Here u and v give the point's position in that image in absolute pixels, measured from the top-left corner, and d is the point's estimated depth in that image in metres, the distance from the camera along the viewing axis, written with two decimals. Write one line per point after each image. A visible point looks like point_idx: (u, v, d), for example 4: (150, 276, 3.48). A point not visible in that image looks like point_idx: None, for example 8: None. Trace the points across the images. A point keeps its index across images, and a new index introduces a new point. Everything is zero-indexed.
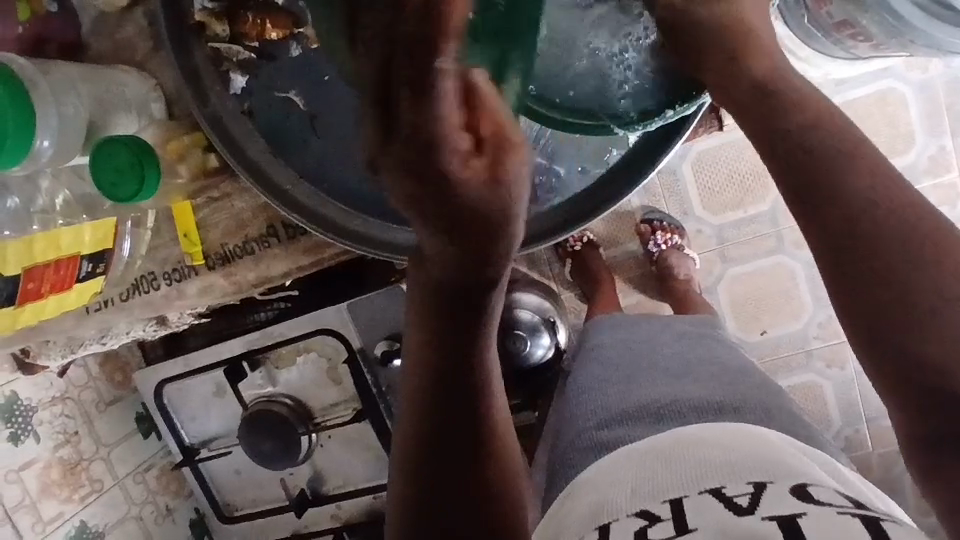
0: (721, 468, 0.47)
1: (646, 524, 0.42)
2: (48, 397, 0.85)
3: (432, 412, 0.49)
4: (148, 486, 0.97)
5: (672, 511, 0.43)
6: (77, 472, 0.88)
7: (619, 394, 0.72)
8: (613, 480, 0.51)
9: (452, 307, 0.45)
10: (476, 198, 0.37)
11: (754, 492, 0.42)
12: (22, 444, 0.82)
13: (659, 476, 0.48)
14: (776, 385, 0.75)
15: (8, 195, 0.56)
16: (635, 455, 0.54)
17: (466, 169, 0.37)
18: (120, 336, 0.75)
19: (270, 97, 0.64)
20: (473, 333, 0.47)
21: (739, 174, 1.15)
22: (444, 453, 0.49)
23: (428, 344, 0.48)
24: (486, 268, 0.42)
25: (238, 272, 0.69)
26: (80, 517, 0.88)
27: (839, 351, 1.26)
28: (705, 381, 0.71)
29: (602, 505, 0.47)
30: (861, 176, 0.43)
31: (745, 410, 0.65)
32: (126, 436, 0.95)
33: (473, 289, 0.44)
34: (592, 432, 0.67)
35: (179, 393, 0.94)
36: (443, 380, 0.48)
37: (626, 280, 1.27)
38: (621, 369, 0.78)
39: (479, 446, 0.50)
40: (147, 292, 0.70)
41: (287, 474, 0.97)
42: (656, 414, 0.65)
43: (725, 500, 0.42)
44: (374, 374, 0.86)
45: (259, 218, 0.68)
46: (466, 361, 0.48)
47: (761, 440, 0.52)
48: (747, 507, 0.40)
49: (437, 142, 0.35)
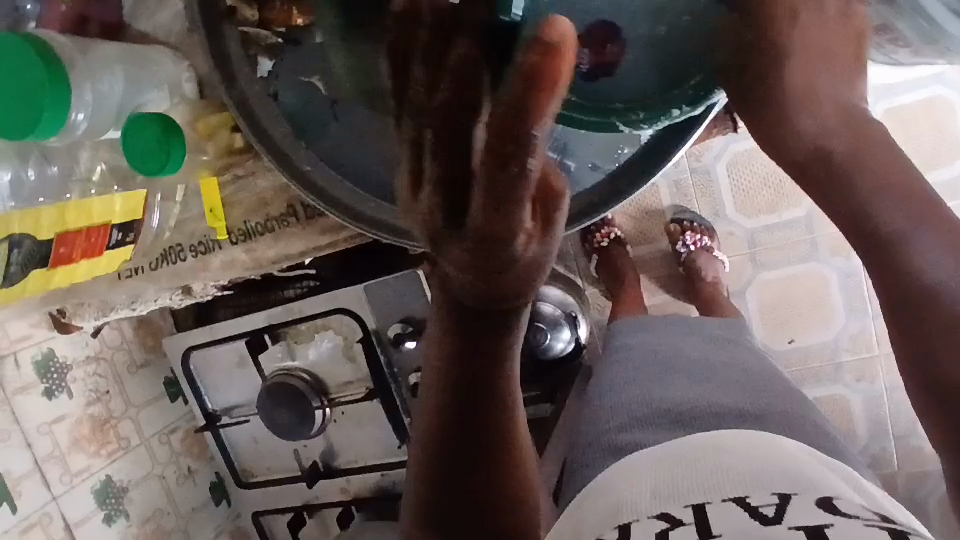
0: (743, 475, 0.41)
1: (668, 526, 0.36)
2: (82, 356, 0.91)
3: (446, 440, 0.42)
4: (173, 447, 1.03)
5: (694, 515, 0.37)
6: (106, 429, 0.94)
7: (639, 395, 0.75)
8: (629, 483, 0.45)
9: (476, 332, 0.39)
10: (533, 254, 0.34)
11: (782, 503, 0.36)
12: (55, 399, 0.87)
13: (676, 475, 0.43)
14: (799, 392, 0.75)
15: (49, 164, 0.60)
16: (650, 463, 0.47)
17: (526, 245, 0.34)
18: (148, 303, 0.79)
19: (294, 81, 0.66)
20: (496, 364, 0.40)
21: (774, 178, 1.16)
22: (454, 483, 0.43)
23: (446, 375, 0.41)
24: (511, 296, 0.36)
25: (258, 249, 0.72)
26: (106, 471, 0.93)
27: (870, 365, 1.23)
28: (732, 389, 0.72)
29: (620, 506, 0.41)
30: (863, 157, 0.48)
31: (768, 418, 0.66)
32: (155, 399, 1.01)
33: (495, 316, 0.38)
34: (612, 435, 0.69)
35: (205, 360, 0.99)
36: (459, 408, 0.41)
37: (652, 279, 1.29)
38: (646, 374, 0.79)
39: (496, 472, 0.43)
40: (174, 263, 0.74)
41: (300, 446, 0.98)
42: (677, 418, 0.68)
43: (749, 510, 0.36)
44: (388, 355, 0.88)
45: (279, 199, 0.70)
46: (482, 388, 0.41)
47: (777, 449, 0.47)
48: (774, 517, 0.34)
49: (504, 236, 0.33)
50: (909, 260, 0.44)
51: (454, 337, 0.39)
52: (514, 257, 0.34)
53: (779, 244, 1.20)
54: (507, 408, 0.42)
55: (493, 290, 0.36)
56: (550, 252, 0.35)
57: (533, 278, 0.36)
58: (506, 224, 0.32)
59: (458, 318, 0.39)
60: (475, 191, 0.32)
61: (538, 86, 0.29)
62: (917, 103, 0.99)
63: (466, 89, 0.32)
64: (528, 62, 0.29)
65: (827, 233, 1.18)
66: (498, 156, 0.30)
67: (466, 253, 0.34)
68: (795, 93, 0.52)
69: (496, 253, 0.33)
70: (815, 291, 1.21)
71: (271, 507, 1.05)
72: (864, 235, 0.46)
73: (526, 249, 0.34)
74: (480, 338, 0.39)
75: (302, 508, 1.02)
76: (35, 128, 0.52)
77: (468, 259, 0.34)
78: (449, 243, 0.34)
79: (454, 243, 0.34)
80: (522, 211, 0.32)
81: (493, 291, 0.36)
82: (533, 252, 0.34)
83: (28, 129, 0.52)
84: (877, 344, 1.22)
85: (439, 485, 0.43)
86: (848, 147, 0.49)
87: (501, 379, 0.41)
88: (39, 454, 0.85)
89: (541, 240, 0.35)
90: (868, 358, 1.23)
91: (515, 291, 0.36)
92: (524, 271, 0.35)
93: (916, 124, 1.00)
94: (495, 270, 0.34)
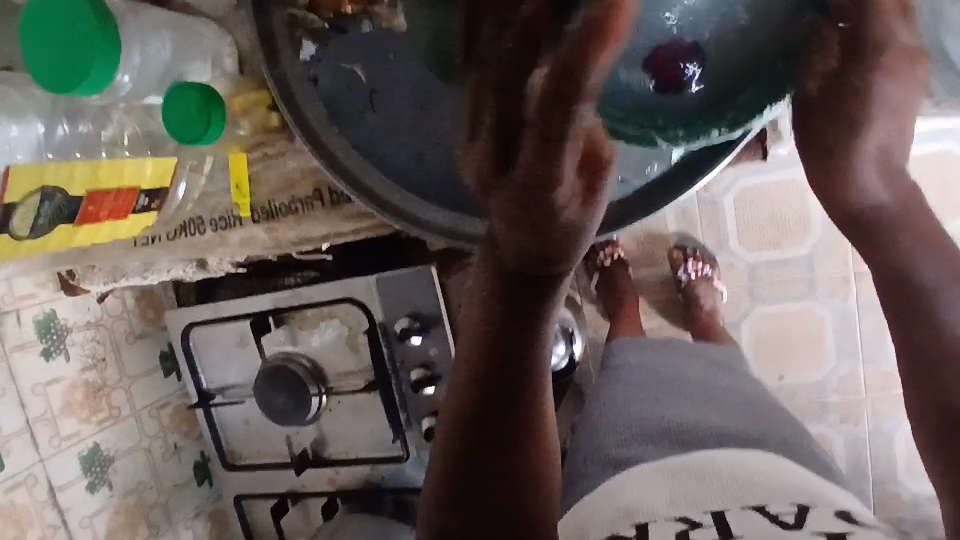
0: (758, 486, 0.44)
1: (690, 527, 0.39)
2: (83, 320, 0.91)
3: (479, 406, 0.46)
4: (162, 422, 1.02)
5: (714, 518, 0.39)
6: (99, 396, 0.93)
7: (639, 410, 0.77)
8: (642, 483, 0.47)
9: (518, 296, 0.45)
10: (573, 213, 0.43)
11: (800, 512, 0.39)
12: (52, 360, 0.87)
13: (686, 482, 0.46)
14: (793, 419, 0.78)
15: (81, 122, 0.60)
16: (659, 467, 0.50)
17: (569, 197, 0.42)
18: (161, 273, 0.80)
19: (336, 68, 0.67)
20: (532, 330, 0.45)
21: (780, 215, 1.18)
22: (483, 450, 0.46)
23: (486, 341, 0.46)
24: (553, 258, 0.44)
25: (280, 229, 0.73)
26: (94, 439, 0.92)
27: (855, 408, 1.25)
28: (731, 413, 0.75)
29: (636, 504, 0.44)
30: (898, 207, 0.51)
31: (764, 440, 0.69)
32: (148, 371, 1.00)
33: (537, 280, 0.45)
34: (611, 449, 0.71)
35: (204, 337, 0.98)
36: (495, 372, 0.46)
37: (650, 303, 1.30)
38: (650, 391, 0.81)
39: (521, 439, 0.46)
40: (192, 236, 0.74)
41: (293, 431, 0.98)
42: (676, 438, 0.70)
43: (769, 516, 0.38)
44: (391, 349, 0.88)
45: (307, 181, 0.71)
46: (519, 354, 0.45)
47: (779, 466, 0.50)
48: (794, 524, 0.37)
49: (551, 182, 0.41)
50: (935, 321, 0.46)
51: (499, 302, 0.45)
52: (559, 205, 0.42)
53: (778, 280, 1.22)
54: (539, 379, 0.46)
55: (540, 247, 0.43)
56: (587, 214, 0.44)
57: (575, 241, 0.44)
58: (556, 175, 0.41)
59: (502, 284, 0.45)
60: (530, 139, 0.41)
61: (595, 37, 0.39)
62: (927, 154, 1.02)
63: (533, 42, 0.42)
64: (594, 17, 0.39)
65: (826, 273, 1.20)
66: (557, 102, 0.39)
67: (512, 206, 0.43)
68: (866, 152, 0.51)
69: (542, 201, 0.42)
70: (809, 329, 1.23)
71: (256, 489, 1.04)
72: (886, 281, 0.49)
73: (570, 204, 0.43)
74: (522, 301, 0.45)
75: (287, 495, 1.01)
76: (79, 85, 0.52)
77: (517, 207, 0.42)
78: (501, 188, 0.43)
79: (505, 187, 0.43)
80: (568, 167, 0.41)
81: (541, 247, 0.43)
82: (573, 211, 0.43)
83: (73, 84, 0.52)
84: (865, 387, 1.24)
85: (467, 452, 0.46)
86: (902, 208, 0.51)
87: (535, 345, 0.46)
88: (30, 414, 0.84)
89: (582, 203, 0.43)
90: (854, 401, 1.25)
91: (557, 252, 0.43)
92: (567, 230, 0.43)
93: (925, 176, 1.03)
94: (544, 224, 0.42)
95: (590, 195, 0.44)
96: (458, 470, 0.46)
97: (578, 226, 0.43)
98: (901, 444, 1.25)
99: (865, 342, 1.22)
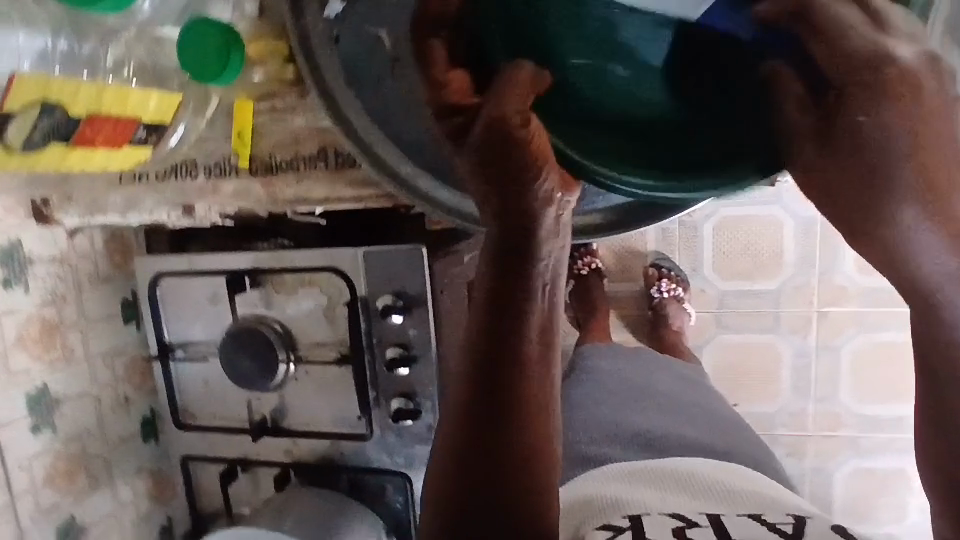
0: (739, 503, 0.55)
1: (686, 526, 0.50)
2: (48, 254, 0.87)
3: (476, 388, 0.48)
4: (116, 371, 0.98)
5: (711, 521, 0.50)
6: (54, 335, 0.88)
7: (610, 416, 0.78)
8: (633, 491, 0.59)
9: (506, 271, 0.48)
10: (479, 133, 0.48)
11: (794, 522, 0.49)
12: (11, 290, 0.82)
13: (676, 504, 0.55)
14: (755, 436, 0.81)
15: (85, 42, 0.56)
16: (649, 476, 0.62)
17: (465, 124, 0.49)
18: (142, 215, 0.76)
19: (362, 30, 0.63)
20: (520, 302, 0.48)
21: (756, 248, 1.22)
22: (479, 432, 0.47)
23: (480, 325, 0.48)
24: (524, 211, 0.48)
25: (277, 185, 0.71)
26: (43, 379, 0.87)
27: (801, 444, 1.29)
28: (697, 423, 0.78)
29: (634, 506, 0.55)
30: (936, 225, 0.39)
31: (729, 453, 0.72)
32: (108, 317, 0.97)
33: (519, 248, 0.48)
34: (584, 446, 0.74)
35: (174, 289, 0.94)
36: (488, 352, 0.47)
37: (618, 317, 1.32)
38: (621, 399, 0.82)
39: (512, 419, 0.47)
40: (182, 180, 0.72)
41: (254, 397, 0.95)
42: (647, 442, 0.73)
43: (767, 524, 0.49)
44: (369, 325, 0.86)
45: (313, 140, 0.69)
46: (510, 330, 0.47)
47: (750, 477, 0.62)
48: (793, 532, 0.48)
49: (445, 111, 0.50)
50: None
51: (489, 281, 0.48)
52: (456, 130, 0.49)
53: (745, 310, 1.25)
54: (529, 355, 0.48)
55: (498, 195, 0.48)
56: (501, 143, 0.47)
57: (519, 181, 0.48)
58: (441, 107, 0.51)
59: (490, 263, 0.48)
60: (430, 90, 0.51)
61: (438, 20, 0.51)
62: None
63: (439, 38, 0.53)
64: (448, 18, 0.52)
65: (791, 310, 1.23)
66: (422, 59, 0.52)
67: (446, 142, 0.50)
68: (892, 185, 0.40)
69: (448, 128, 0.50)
70: (766, 361, 1.26)
71: (209, 454, 1.00)
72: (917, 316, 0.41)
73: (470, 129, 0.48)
74: (509, 272, 0.48)
75: (237, 461, 0.98)
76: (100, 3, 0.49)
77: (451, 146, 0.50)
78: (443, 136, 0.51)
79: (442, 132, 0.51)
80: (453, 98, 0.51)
81: (503, 200, 0.48)
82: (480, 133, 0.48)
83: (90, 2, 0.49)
84: (812, 425, 1.28)
85: (465, 435, 0.47)
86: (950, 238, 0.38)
87: (524, 318, 0.48)
88: None
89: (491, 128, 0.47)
90: (801, 436, 1.29)
91: (518, 201, 0.48)
92: (487, 155, 0.47)
93: None
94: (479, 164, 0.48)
95: (510, 130, 0.47)
96: (457, 455, 0.47)
97: (509, 161, 0.47)
98: (838, 484, 1.29)
99: (818, 381, 1.26)
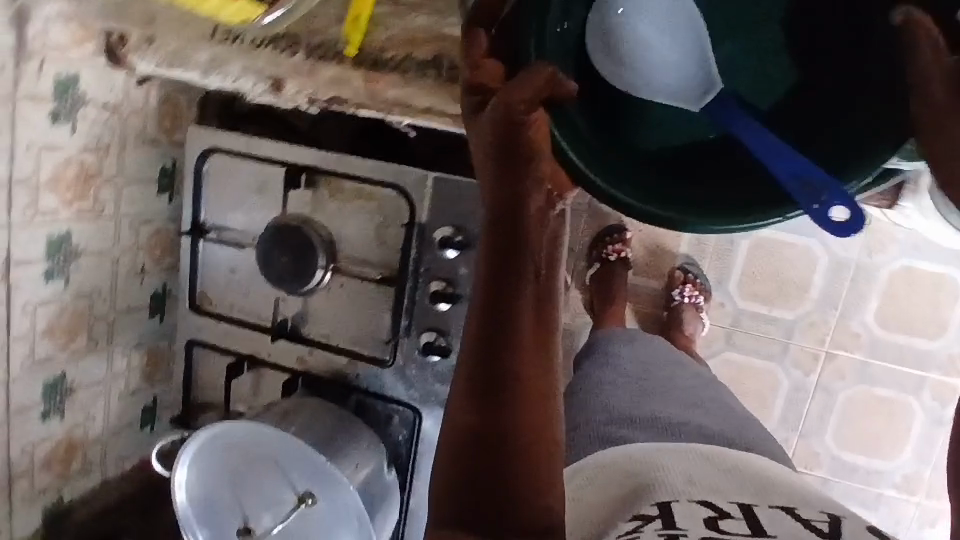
0: (761, 493, 0.53)
1: (716, 516, 0.47)
2: (103, 98, 0.83)
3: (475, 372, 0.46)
4: (140, 237, 0.95)
5: (742, 512, 0.48)
6: (89, 184, 0.84)
7: (633, 402, 0.77)
8: (660, 466, 0.57)
9: (501, 258, 0.47)
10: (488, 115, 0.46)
11: (828, 521, 0.47)
12: (58, 124, 0.77)
13: (701, 487, 0.53)
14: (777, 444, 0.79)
15: None
16: (675, 454, 0.61)
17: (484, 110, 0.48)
18: (225, 78, 0.72)
19: None
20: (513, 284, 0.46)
21: (784, 276, 1.19)
22: (477, 420, 0.45)
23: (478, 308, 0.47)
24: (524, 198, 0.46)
25: (381, 83, 0.67)
26: (68, 225, 0.83)
27: None
28: (716, 419, 0.76)
29: (655, 487, 0.53)
30: None
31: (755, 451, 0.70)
32: (145, 180, 0.92)
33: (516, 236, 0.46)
34: (601, 425, 0.73)
35: (224, 169, 0.90)
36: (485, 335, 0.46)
37: (634, 310, 1.31)
38: (649, 389, 0.80)
39: (505, 403, 0.45)
40: (278, 52, 0.68)
41: (281, 297, 0.91)
42: (667, 427, 0.71)
43: (801, 522, 0.46)
44: (420, 253, 0.84)
45: (430, 44, 0.65)
46: (506, 311, 0.46)
47: (774, 472, 0.60)
48: (827, 532, 0.45)
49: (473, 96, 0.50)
50: None
51: (485, 267, 0.47)
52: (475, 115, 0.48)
53: (758, 334, 1.22)
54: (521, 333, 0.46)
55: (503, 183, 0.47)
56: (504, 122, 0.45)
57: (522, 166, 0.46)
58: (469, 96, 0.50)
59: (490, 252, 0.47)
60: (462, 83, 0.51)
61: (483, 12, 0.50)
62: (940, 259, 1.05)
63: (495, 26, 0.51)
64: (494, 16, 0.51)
65: (802, 344, 1.21)
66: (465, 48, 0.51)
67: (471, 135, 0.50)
68: None
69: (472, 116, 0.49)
70: (763, 388, 1.24)
71: (218, 346, 0.96)
72: None
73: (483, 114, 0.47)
74: (505, 258, 0.47)
75: (246, 358, 0.95)
76: None
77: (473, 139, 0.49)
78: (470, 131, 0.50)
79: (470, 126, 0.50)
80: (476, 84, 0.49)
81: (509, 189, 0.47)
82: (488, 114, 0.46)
83: None
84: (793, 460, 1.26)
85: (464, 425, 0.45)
86: None
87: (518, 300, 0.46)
88: (15, 174, 0.74)
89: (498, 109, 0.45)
90: None
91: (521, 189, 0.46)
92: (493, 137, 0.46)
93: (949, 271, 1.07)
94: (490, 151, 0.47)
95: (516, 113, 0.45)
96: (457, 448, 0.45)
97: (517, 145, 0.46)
98: None
99: (808, 418, 1.23)
